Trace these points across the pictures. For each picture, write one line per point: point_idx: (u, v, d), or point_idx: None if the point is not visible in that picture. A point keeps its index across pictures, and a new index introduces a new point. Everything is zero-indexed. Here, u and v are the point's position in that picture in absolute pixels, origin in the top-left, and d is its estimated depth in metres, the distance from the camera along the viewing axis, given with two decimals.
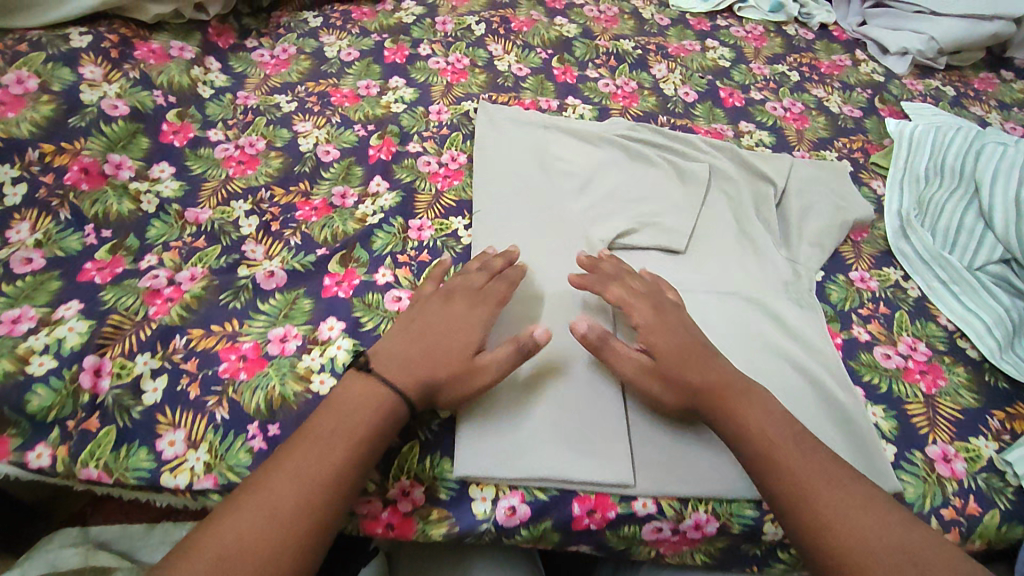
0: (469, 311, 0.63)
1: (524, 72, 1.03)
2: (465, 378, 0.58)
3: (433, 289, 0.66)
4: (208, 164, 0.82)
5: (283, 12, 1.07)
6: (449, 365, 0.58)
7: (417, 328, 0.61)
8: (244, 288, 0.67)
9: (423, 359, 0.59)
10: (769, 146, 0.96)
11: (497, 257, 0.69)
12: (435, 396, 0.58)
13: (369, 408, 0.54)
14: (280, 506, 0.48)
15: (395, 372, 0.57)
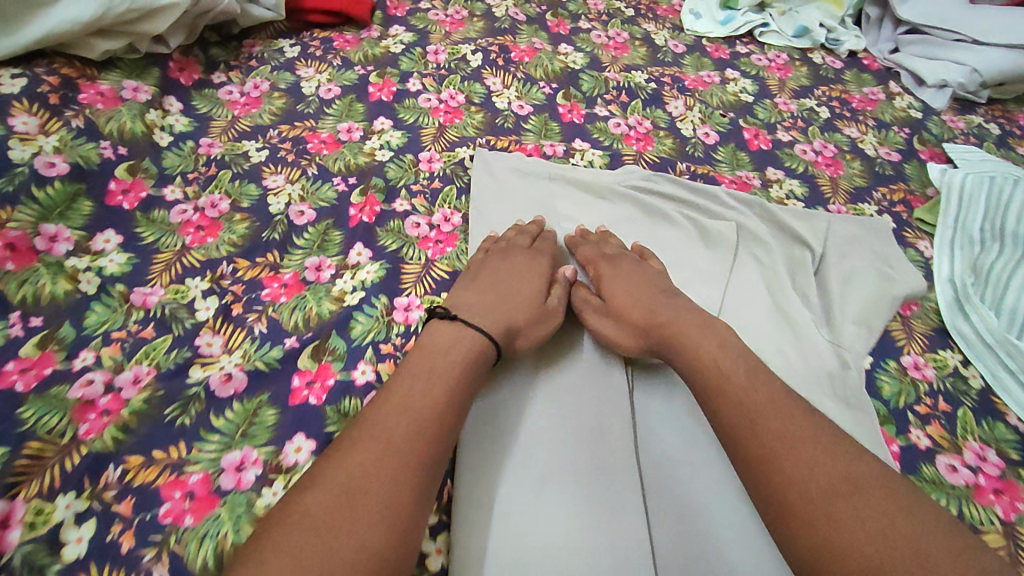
0: (528, 266, 0.70)
1: (526, 110, 0.92)
2: (539, 323, 0.65)
3: (484, 254, 0.72)
4: (162, 230, 0.70)
5: (255, 40, 0.96)
6: (525, 309, 0.65)
7: (485, 281, 0.68)
8: (196, 398, 0.57)
9: (498, 308, 0.64)
10: (801, 198, 0.86)
11: (529, 223, 0.77)
12: (517, 338, 0.63)
13: (467, 343, 0.59)
14: (387, 438, 0.50)
15: (477, 316, 0.62)
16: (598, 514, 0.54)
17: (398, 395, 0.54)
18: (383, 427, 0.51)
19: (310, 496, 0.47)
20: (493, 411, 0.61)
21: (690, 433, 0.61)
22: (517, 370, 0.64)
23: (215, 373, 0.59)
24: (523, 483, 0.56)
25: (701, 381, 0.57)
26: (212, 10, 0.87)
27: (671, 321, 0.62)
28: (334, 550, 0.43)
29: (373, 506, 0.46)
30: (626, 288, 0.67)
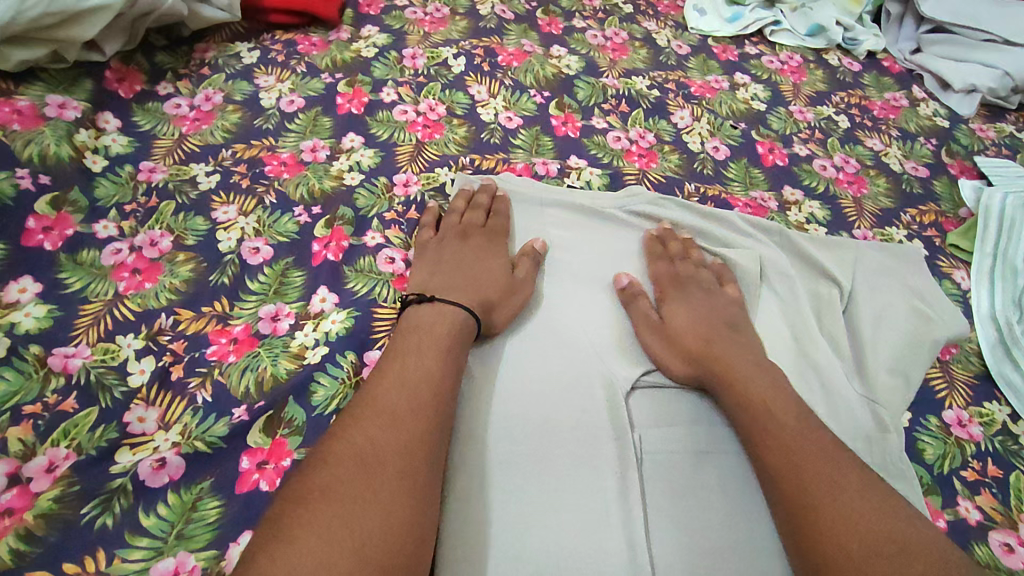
0: (486, 243, 0.66)
1: (515, 123, 0.82)
2: (511, 296, 0.61)
3: (434, 235, 0.67)
4: (90, 274, 0.60)
5: (209, 43, 0.85)
6: (495, 284, 0.61)
7: (446, 265, 0.63)
8: (120, 492, 0.47)
9: (466, 286, 0.60)
10: (822, 224, 0.77)
11: (478, 193, 0.71)
12: (490, 315, 0.59)
13: (446, 322, 0.56)
14: (395, 411, 0.48)
15: (447, 299, 0.59)
16: (602, 570, 0.48)
17: (396, 369, 0.51)
18: (386, 401, 0.49)
19: (321, 474, 0.44)
20: (478, 473, 0.52)
21: (708, 513, 0.53)
22: (506, 424, 0.54)
23: (147, 458, 0.49)
24: (516, 550, 0.48)
25: (750, 418, 0.54)
26: (152, 12, 0.75)
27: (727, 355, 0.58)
28: (361, 526, 0.41)
29: (391, 481, 0.44)
30: (694, 314, 0.62)
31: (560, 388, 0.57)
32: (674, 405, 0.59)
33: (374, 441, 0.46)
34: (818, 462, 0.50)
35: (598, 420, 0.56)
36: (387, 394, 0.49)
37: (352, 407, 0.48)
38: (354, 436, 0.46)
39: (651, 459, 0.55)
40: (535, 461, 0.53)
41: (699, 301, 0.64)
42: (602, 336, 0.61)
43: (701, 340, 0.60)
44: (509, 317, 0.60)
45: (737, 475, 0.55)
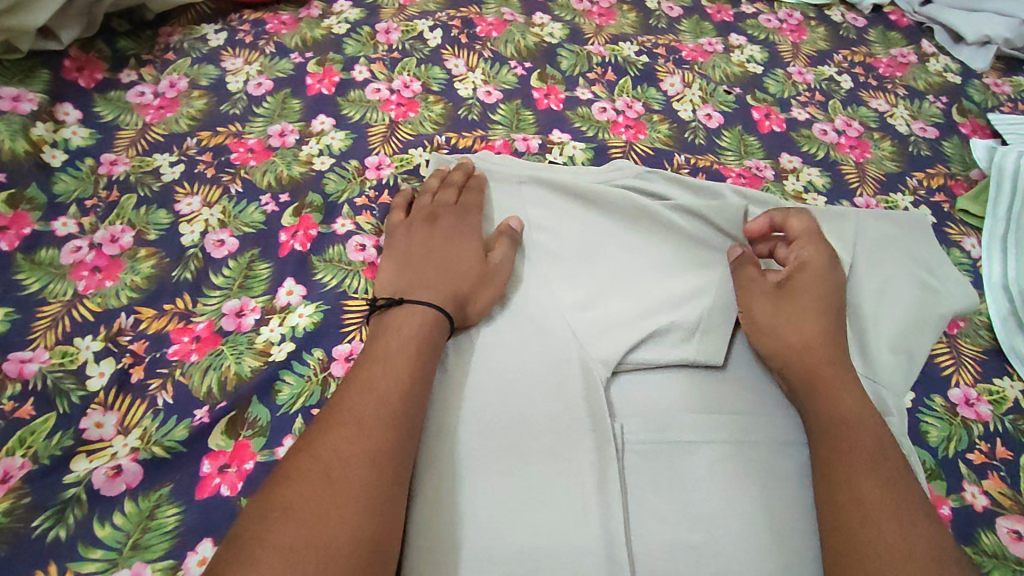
0: (458, 226, 0.62)
1: (494, 97, 0.78)
2: (485, 287, 0.57)
3: (404, 219, 0.63)
4: (49, 274, 0.58)
5: (174, 26, 0.81)
6: (467, 275, 0.58)
7: (416, 255, 0.59)
8: (75, 502, 0.46)
9: (437, 278, 0.57)
10: (822, 192, 0.73)
11: (452, 171, 0.67)
12: (464, 309, 0.56)
13: (413, 319, 0.53)
14: (365, 422, 0.45)
15: (417, 293, 0.56)
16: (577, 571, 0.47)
17: (363, 380, 0.48)
18: (355, 411, 0.46)
19: (284, 492, 0.41)
20: (450, 469, 0.50)
21: (689, 506, 0.51)
22: (478, 417, 0.53)
23: (103, 465, 0.48)
24: (486, 548, 0.47)
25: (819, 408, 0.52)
26: None
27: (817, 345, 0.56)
28: (323, 547, 0.39)
29: (356, 496, 0.42)
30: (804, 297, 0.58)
31: (535, 377, 0.55)
32: (657, 391, 0.56)
33: (340, 454, 0.43)
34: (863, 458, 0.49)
35: (575, 410, 0.53)
36: (353, 405, 0.46)
37: (325, 416, 0.46)
38: (320, 450, 0.43)
39: (632, 450, 0.53)
40: (510, 455, 0.51)
41: (814, 284, 0.59)
42: (579, 317, 0.58)
43: (813, 329, 0.56)
44: (484, 308, 0.57)
45: (723, 467, 0.53)
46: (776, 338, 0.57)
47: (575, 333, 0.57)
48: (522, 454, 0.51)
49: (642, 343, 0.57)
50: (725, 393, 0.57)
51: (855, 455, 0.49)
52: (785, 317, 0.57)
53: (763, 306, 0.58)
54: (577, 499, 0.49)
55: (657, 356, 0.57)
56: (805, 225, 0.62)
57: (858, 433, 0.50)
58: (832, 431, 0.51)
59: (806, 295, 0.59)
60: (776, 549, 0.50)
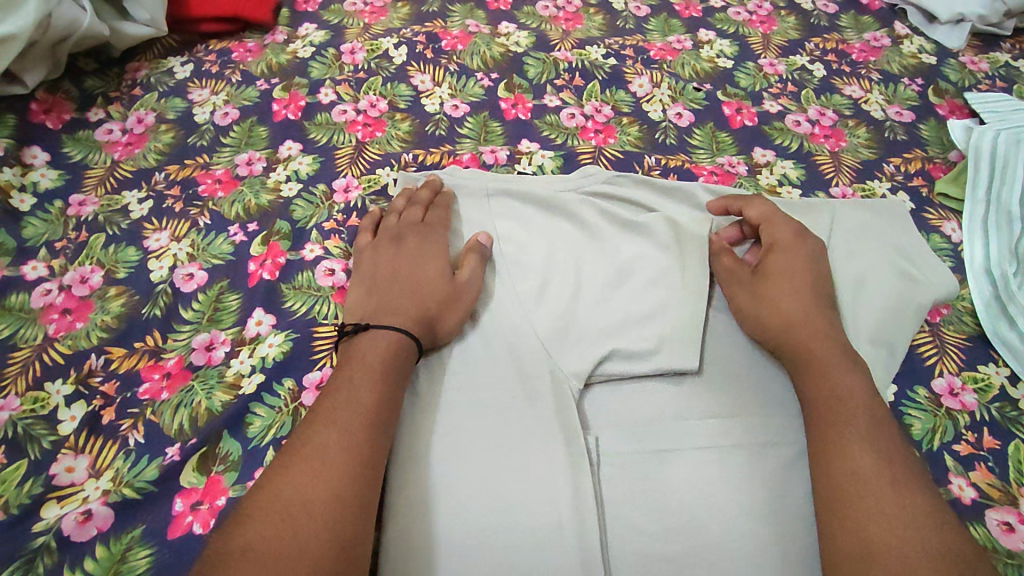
0: (423, 244, 0.62)
1: (461, 111, 0.78)
2: (451, 307, 0.57)
3: (372, 241, 0.63)
4: (20, 319, 0.58)
5: (141, 62, 0.81)
6: (434, 295, 0.57)
7: (383, 277, 0.59)
8: (45, 551, 0.46)
9: (404, 300, 0.57)
10: (796, 184, 0.72)
11: (420, 189, 0.66)
12: (433, 332, 0.56)
13: (382, 343, 0.53)
14: (329, 454, 0.45)
15: (384, 317, 0.55)
16: None
17: (327, 413, 0.47)
18: (318, 443, 0.45)
19: (248, 530, 0.40)
20: (423, 494, 0.50)
21: (667, 516, 0.50)
22: (450, 439, 0.52)
23: (73, 511, 0.48)
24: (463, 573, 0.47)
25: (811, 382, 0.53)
26: (70, 36, 0.73)
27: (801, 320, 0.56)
28: None
29: (317, 535, 0.41)
30: (788, 272, 0.58)
31: (507, 393, 0.54)
32: (631, 400, 0.56)
33: (300, 490, 0.42)
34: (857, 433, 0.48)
35: (549, 427, 0.52)
36: (319, 436, 0.46)
37: (290, 449, 0.45)
38: (281, 487, 0.43)
39: (608, 463, 0.52)
40: (486, 477, 0.50)
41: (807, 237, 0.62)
42: (549, 328, 0.57)
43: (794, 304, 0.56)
44: (454, 329, 0.56)
45: (702, 473, 0.52)
46: (759, 302, 0.57)
47: (546, 345, 0.56)
48: (495, 473, 0.51)
49: (613, 353, 0.56)
50: (700, 395, 0.56)
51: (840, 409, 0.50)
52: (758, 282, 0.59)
53: (745, 296, 0.58)
54: (551, 516, 0.49)
55: (631, 364, 0.56)
56: (761, 214, 0.63)
57: (845, 398, 0.51)
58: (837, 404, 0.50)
59: (789, 257, 0.60)
60: (756, 555, 0.49)
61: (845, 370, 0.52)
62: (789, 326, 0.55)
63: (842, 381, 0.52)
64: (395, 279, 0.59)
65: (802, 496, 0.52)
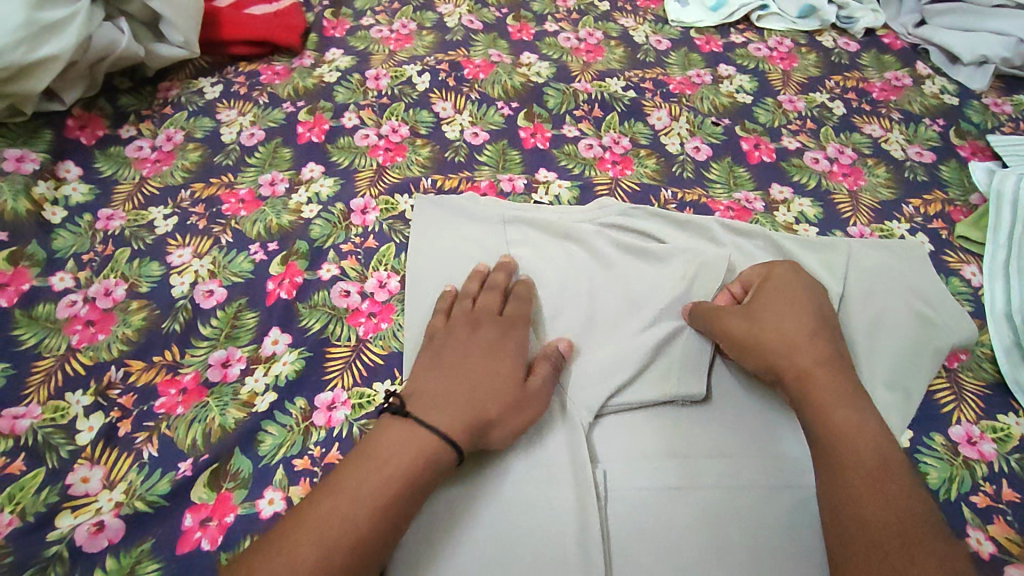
0: (502, 337, 0.56)
1: (481, 138, 0.79)
2: (514, 412, 0.52)
3: (444, 323, 0.58)
4: (44, 329, 0.60)
5: (173, 82, 0.84)
6: (499, 398, 0.52)
7: (447, 361, 0.54)
8: (57, 560, 0.47)
9: (461, 394, 0.51)
10: (813, 223, 0.71)
11: (495, 273, 0.62)
12: (485, 435, 0.50)
13: (419, 443, 0.47)
14: (371, 495, 0.45)
15: (431, 411, 0.50)
16: None
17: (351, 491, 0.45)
18: (364, 481, 0.45)
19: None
20: (430, 518, 0.50)
21: (675, 556, 0.49)
22: (458, 466, 0.52)
23: (87, 521, 0.49)
24: None
25: (816, 413, 0.50)
26: (108, 57, 0.76)
27: (803, 352, 0.53)
28: None
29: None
30: (783, 302, 0.57)
31: None
32: (640, 431, 0.55)
33: (337, 524, 0.43)
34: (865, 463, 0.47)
35: (557, 457, 0.53)
36: (337, 505, 0.44)
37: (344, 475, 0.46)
38: (323, 513, 0.43)
39: (616, 498, 0.52)
40: (496, 506, 0.50)
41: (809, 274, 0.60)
42: (559, 358, 0.58)
43: (794, 330, 0.55)
44: (510, 435, 0.51)
45: (712, 511, 0.51)
46: (757, 332, 0.55)
47: (555, 375, 0.57)
48: (501, 496, 0.51)
49: (624, 386, 0.56)
50: (710, 432, 0.55)
51: (842, 439, 0.48)
52: (749, 315, 0.57)
53: (739, 325, 0.56)
54: (550, 541, 0.49)
55: (638, 393, 0.56)
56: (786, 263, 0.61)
57: (847, 431, 0.48)
58: (838, 432, 0.48)
59: (782, 288, 0.58)
60: None
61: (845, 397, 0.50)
62: (790, 351, 0.53)
63: (852, 415, 0.49)
64: (448, 368, 0.53)
65: (811, 538, 0.51)
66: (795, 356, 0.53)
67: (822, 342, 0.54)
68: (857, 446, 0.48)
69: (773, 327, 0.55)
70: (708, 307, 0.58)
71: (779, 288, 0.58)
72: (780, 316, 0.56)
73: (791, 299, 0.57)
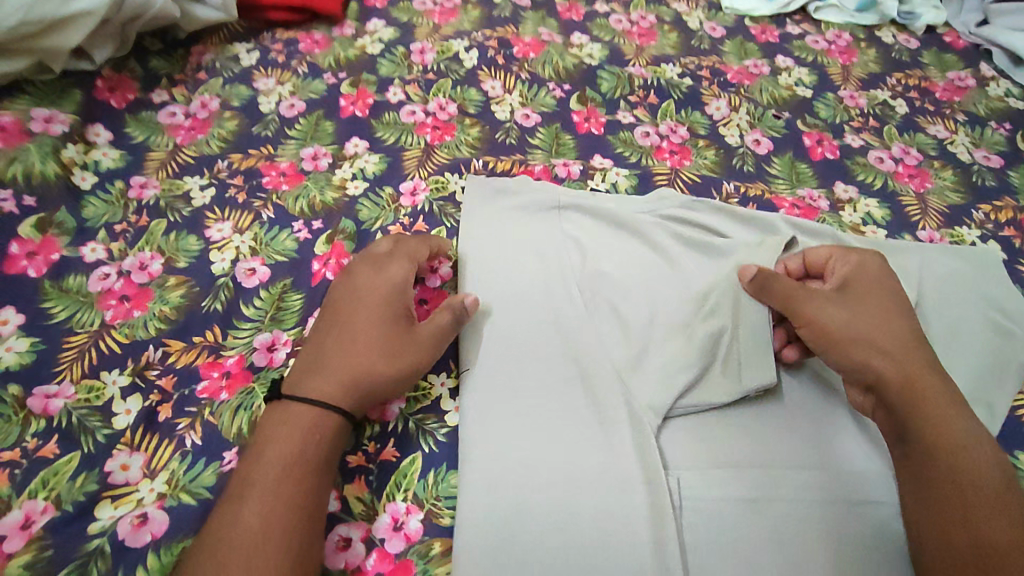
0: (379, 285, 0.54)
1: (532, 121, 0.75)
2: (392, 363, 0.50)
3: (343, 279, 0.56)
4: (76, 302, 0.56)
5: (207, 45, 0.80)
6: (376, 350, 0.50)
7: (328, 322, 0.52)
8: (98, 555, 0.44)
9: (343, 354, 0.49)
10: (881, 225, 0.69)
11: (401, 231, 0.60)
12: (372, 390, 0.49)
13: (305, 415, 0.46)
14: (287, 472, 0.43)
15: (314, 374, 0.48)
16: None
17: (288, 406, 0.47)
18: (281, 461, 0.44)
19: (236, 515, 0.41)
20: (498, 517, 0.47)
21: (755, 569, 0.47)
22: (523, 465, 0.49)
23: (128, 513, 0.46)
24: None
25: (912, 412, 0.49)
26: (141, 15, 0.71)
27: (903, 354, 0.52)
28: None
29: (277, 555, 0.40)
30: (877, 299, 0.55)
31: (578, 420, 0.52)
32: (712, 437, 0.53)
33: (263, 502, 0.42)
34: (955, 454, 0.47)
35: (626, 458, 0.50)
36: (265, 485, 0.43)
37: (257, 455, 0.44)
38: (250, 499, 0.42)
39: (690, 506, 0.49)
40: (564, 512, 0.47)
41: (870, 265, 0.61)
42: (625, 357, 0.55)
43: (892, 329, 0.54)
44: (394, 384, 0.49)
45: (792, 525, 0.49)
46: (854, 325, 0.53)
47: (621, 375, 0.53)
48: (570, 496, 0.48)
49: (693, 387, 0.53)
50: (787, 442, 0.53)
51: (942, 437, 0.48)
52: (847, 307, 0.54)
53: (837, 318, 0.54)
54: (623, 543, 0.47)
55: (710, 398, 0.53)
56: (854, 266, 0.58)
57: (941, 426, 0.48)
58: (931, 429, 0.48)
59: (868, 281, 0.57)
60: None
61: (941, 396, 0.50)
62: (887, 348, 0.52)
63: (945, 415, 0.49)
64: (335, 331, 0.51)
65: (892, 555, 0.49)
66: (900, 358, 0.52)
67: (913, 339, 0.54)
68: (960, 444, 0.47)
69: (870, 323, 0.54)
70: (800, 297, 0.55)
71: (869, 282, 0.56)
72: (878, 313, 0.54)
73: (878, 294, 0.56)
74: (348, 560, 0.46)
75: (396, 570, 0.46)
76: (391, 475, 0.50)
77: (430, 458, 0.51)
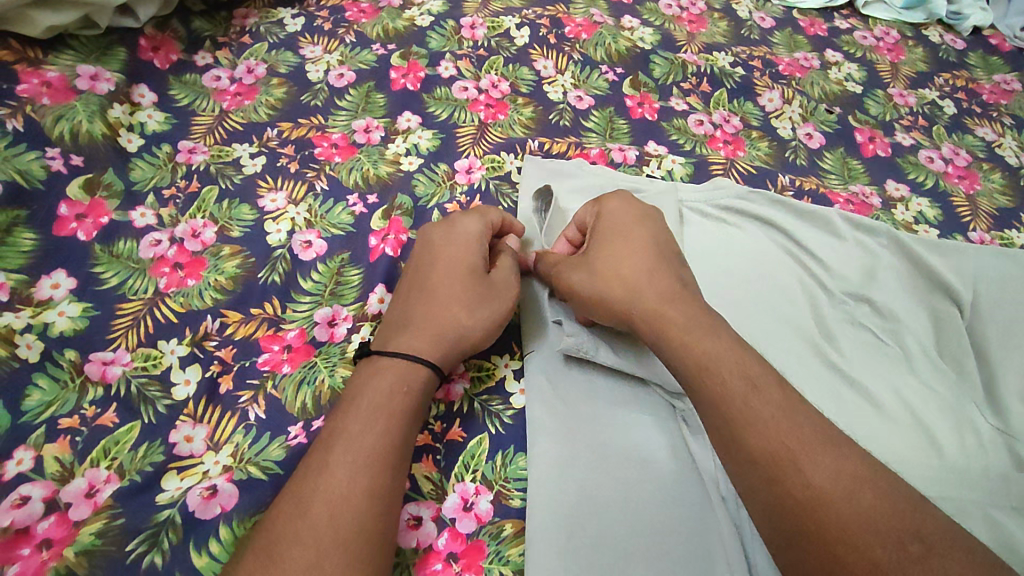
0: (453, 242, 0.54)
1: (585, 103, 0.74)
2: (477, 313, 0.50)
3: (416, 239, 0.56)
4: (127, 268, 0.54)
5: (251, 9, 0.77)
6: (459, 301, 0.50)
7: (407, 280, 0.53)
8: (169, 526, 0.43)
9: (425, 308, 0.50)
10: (933, 224, 0.69)
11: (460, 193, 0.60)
12: (461, 338, 0.49)
13: (389, 370, 0.46)
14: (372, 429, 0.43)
15: (399, 330, 0.49)
16: None
17: (379, 360, 0.47)
18: (364, 420, 0.43)
19: (324, 470, 0.41)
20: (570, 497, 0.47)
21: None
22: (593, 446, 0.49)
23: (196, 485, 0.45)
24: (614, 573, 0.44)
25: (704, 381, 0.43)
26: None
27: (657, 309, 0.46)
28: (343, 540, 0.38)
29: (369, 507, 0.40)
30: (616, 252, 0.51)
31: (647, 409, 0.51)
32: None
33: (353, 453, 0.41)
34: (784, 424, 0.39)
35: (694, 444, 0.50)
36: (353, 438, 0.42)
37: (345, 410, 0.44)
38: (338, 452, 0.41)
39: None
40: (633, 493, 0.47)
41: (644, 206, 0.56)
42: None
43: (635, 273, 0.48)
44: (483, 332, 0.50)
45: None
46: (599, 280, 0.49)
47: None
48: (640, 478, 0.48)
49: None
50: None
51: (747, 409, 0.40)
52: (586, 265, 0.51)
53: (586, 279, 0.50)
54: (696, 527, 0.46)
55: None
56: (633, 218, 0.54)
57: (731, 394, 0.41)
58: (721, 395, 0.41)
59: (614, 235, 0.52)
60: None
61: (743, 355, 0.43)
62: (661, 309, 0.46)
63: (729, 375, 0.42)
64: (415, 288, 0.52)
65: None
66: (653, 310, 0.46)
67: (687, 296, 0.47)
68: (751, 406, 0.40)
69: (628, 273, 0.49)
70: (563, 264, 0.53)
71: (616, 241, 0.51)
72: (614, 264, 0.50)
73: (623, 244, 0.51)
74: (420, 540, 0.45)
75: (470, 550, 0.45)
76: (460, 455, 0.49)
77: (497, 440, 0.50)
